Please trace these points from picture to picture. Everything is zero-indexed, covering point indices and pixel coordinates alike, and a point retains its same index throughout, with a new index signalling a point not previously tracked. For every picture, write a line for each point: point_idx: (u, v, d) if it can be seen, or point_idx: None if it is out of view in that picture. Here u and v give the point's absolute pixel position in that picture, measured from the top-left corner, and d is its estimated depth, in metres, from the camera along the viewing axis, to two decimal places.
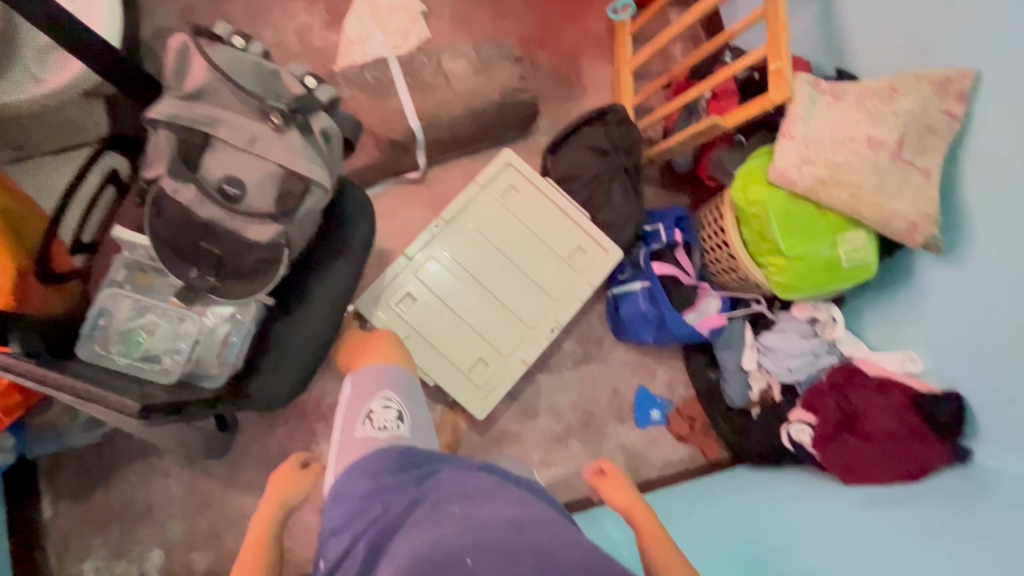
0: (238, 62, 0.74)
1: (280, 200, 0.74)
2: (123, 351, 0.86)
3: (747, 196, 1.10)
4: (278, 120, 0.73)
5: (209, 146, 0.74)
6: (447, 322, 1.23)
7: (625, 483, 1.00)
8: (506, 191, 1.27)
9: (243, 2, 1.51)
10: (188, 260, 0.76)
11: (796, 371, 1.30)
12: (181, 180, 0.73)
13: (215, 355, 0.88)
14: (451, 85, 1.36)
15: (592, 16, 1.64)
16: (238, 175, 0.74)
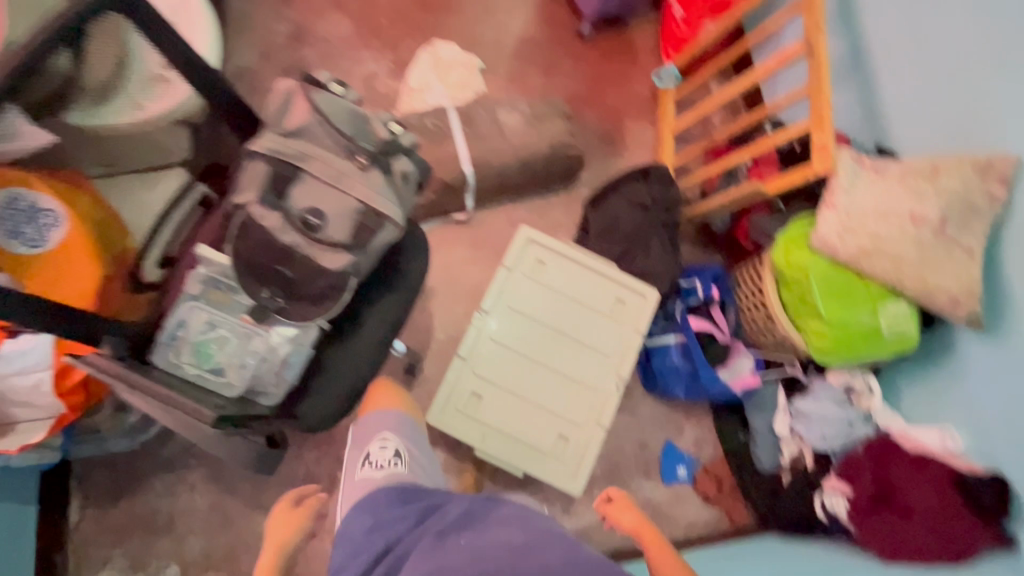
0: (331, 104, 0.80)
1: (356, 233, 0.80)
2: (193, 362, 0.86)
3: (788, 260, 1.14)
4: (365, 161, 0.81)
5: (297, 180, 0.80)
6: (514, 408, 1.22)
7: (632, 504, 1.08)
8: (535, 266, 1.29)
9: (318, 48, 1.63)
10: (261, 280, 0.82)
11: (829, 440, 1.28)
12: (268, 207, 0.79)
13: (273, 376, 0.88)
14: (505, 136, 1.44)
15: (637, 81, 1.74)
16: (321, 207, 0.79)
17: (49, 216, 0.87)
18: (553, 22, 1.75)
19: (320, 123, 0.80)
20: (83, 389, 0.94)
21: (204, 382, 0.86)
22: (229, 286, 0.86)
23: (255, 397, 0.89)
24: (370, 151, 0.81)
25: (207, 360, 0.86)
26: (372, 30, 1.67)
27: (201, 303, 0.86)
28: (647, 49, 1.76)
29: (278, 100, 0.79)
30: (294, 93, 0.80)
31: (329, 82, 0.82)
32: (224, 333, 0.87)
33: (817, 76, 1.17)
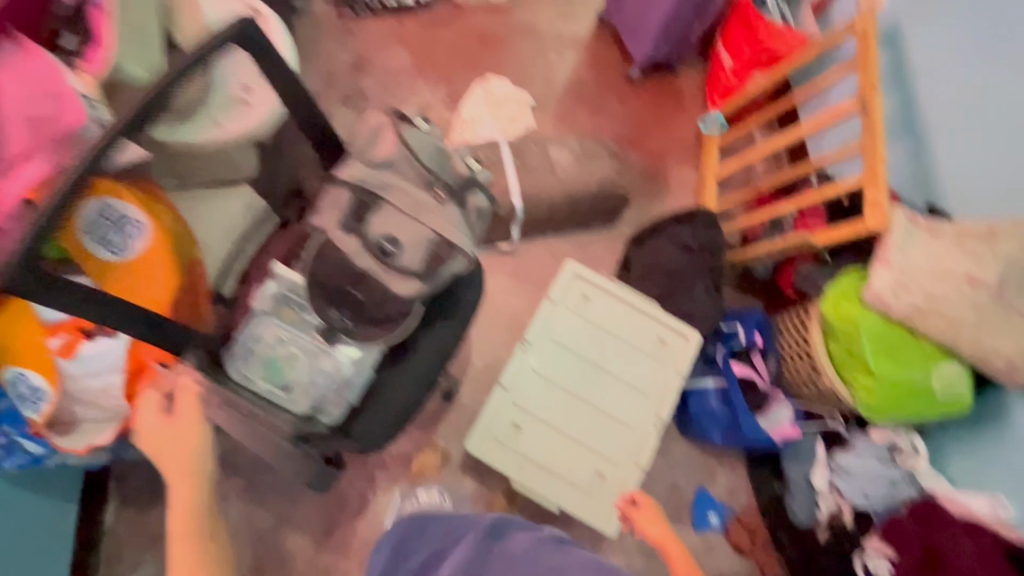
0: (417, 141, 0.85)
1: (428, 263, 0.82)
2: (265, 377, 0.91)
3: (838, 314, 1.13)
4: (443, 194, 0.84)
5: (375, 208, 0.83)
6: (552, 443, 1.22)
7: (658, 513, 1.11)
8: (579, 300, 1.30)
9: (378, 78, 1.70)
10: (334, 302, 0.86)
11: (872, 499, 1.26)
12: (347, 233, 0.82)
13: (335, 396, 0.91)
14: (555, 172, 1.48)
15: (682, 125, 1.78)
16: (398, 236, 0.82)
17: (137, 227, 0.86)
18: (603, 65, 1.81)
19: (405, 153, 0.84)
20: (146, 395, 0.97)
21: (274, 398, 0.92)
22: (299, 306, 0.90)
23: (316, 414, 0.93)
24: (447, 184, 0.85)
25: (277, 374, 0.91)
26: (429, 63, 1.74)
27: (273, 318, 0.90)
28: (693, 95, 1.81)
29: (366, 133, 0.83)
30: (383, 126, 0.83)
31: (414, 117, 0.87)
32: (293, 350, 0.91)
33: (871, 133, 1.19)
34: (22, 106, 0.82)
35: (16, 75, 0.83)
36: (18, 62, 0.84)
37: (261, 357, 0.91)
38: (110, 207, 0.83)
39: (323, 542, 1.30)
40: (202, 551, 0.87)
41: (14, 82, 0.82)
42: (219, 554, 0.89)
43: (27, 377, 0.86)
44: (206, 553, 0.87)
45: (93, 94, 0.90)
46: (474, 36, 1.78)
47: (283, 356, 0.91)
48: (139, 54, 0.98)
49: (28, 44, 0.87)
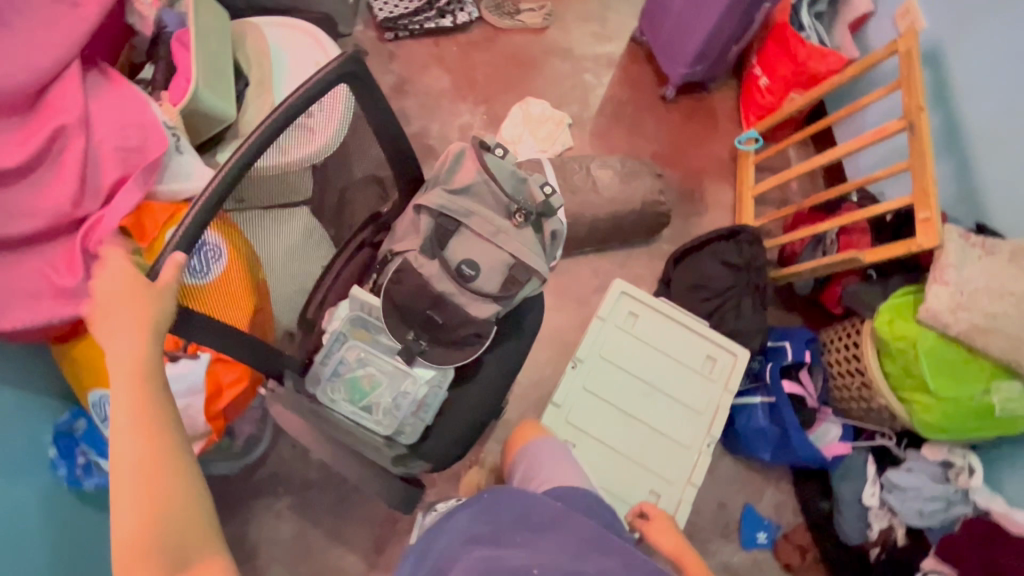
0: (496, 169, 0.93)
1: (506, 283, 0.91)
2: (347, 398, 0.94)
3: (892, 331, 1.15)
4: (519, 221, 0.93)
5: (456, 232, 0.91)
6: (606, 461, 1.22)
7: (670, 526, 0.98)
8: (627, 318, 1.31)
9: (419, 99, 1.74)
10: (414, 324, 0.90)
11: (928, 517, 1.25)
12: (429, 255, 0.90)
13: (414, 416, 0.95)
14: (598, 190, 1.50)
15: (717, 144, 1.81)
16: (477, 260, 0.90)
17: None
18: (637, 85, 1.84)
19: (485, 179, 0.92)
20: (222, 414, 1.01)
21: (357, 419, 0.94)
22: (376, 328, 0.93)
23: (395, 435, 0.95)
24: (523, 210, 0.93)
25: (360, 396, 0.94)
26: (468, 85, 1.78)
27: (356, 335, 0.93)
28: (727, 114, 1.84)
29: (450, 159, 0.92)
30: (466, 154, 0.93)
31: (494, 147, 0.96)
32: (373, 371, 0.94)
33: (919, 152, 1.21)
34: (112, 138, 0.85)
35: (108, 106, 0.87)
36: (110, 94, 0.89)
37: (344, 377, 0.94)
38: None
39: (374, 560, 1.29)
40: (161, 450, 0.56)
41: (108, 113, 0.86)
42: (173, 460, 0.57)
43: (112, 400, 0.88)
44: (177, 445, 0.58)
45: (175, 122, 0.95)
46: (511, 58, 1.82)
47: (365, 377, 0.94)
48: (215, 83, 1.02)
49: (115, 75, 0.91)
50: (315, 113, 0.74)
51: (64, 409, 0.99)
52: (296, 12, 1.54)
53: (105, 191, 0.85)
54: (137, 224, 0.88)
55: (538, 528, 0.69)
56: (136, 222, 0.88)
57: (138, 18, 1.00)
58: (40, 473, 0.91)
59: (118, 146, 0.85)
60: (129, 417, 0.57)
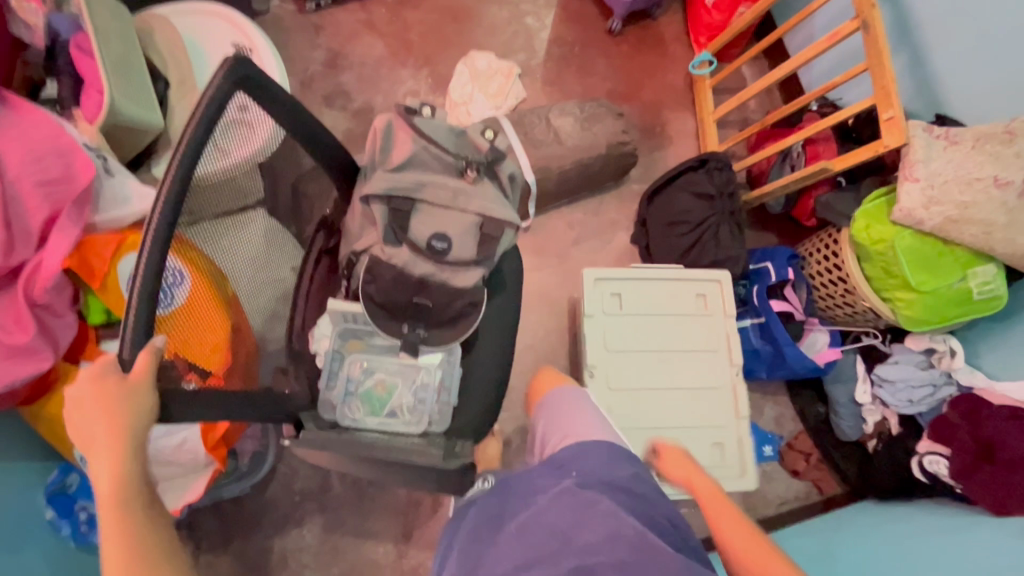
0: (432, 133, 0.93)
1: (478, 243, 0.92)
2: (370, 410, 1.01)
3: (870, 235, 1.17)
4: (473, 175, 0.94)
5: (415, 210, 0.92)
6: (664, 442, 1.24)
7: (683, 453, 0.87)
8: (614, 300, 1.30)
9: (356, 72, 1.63)
10: (399, 316, 0.93)
11: (917, 403, 1.32)
12: (393, 242, 0.90)
13: (434, 403, 1.01)
14: (562, 140, 1.45)
15: (670, 72, 1.76)
16: (445, 232, 0.91)
17: None
18: (581, 22, 1.76)
19: (426, 142, 0.92)
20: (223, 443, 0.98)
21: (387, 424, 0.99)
22: (366, 334, 1.02)
23: (427, 429, 0.99)
24: (471, 164, 0.94)
25: (380, 404, 1.03)
26: (405, 48, 1.66)
27: (353, 350, 1.03)
28: (675, 39, 1.78)
29: (380, 136, 0.90)
30: (393, 126, 0.91)
31: (420, 108, 0.95)
32: (382, 376, 1.05)
33: (876, 52, 1.19)
34: (28, 172, 0.76)
35: (18, 138, 0.77)
36: (14, 122, 0.78)
37: (358, 391, 1.02)
38: None
39: (405, 547, 1.30)
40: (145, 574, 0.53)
41: (18, 145, 0.77)
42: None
43: None
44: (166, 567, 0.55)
45: (97, 142, 0.86)
46: (445, 12, 1.71)
47: (378, 386, 1.04)
48: (131, 89, 0.91)
49: (14, 97, 0.81)
50: (248, 109, 0.67)
51: (51, 468, 0.93)
52: None
53: (37, 232, 0.76)
54: (84, 263, 0.79)
55: (539, 511, 0.64)
56: (82, 261, 0.79)
57: (25, 28, 0.89)
58: (43, 537, 0.87)
59: (38, 181, 0.76)
60: (110, 548, 0.54)
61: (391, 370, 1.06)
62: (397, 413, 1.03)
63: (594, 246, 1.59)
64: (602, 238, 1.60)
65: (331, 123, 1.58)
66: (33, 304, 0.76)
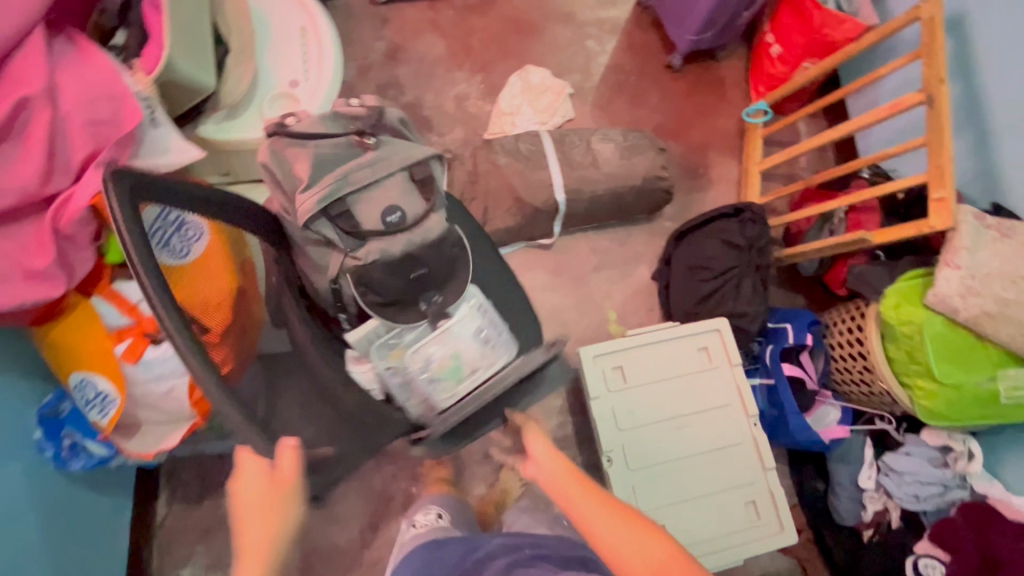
0: (320, 127, 0.90)
1: (416, 184, 0.90)
2: (454, 382, 0.96)
3: (898, 315, 1.11)
4: (372, 141, 0.90)
5: (352, 206, 0.86)
6: (697, 513, 1.21)
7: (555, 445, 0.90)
8: (618, 372, 1.26)
9: (413, 68, 1.67)
10: (401, 308, 0.91)
11: (922, 501, 1.24)
12: (360, 247, 0.86)
13: (489, 336, 0.97)
14: (599, 165, 1.45)
15: (723, 116, 1.74)
16: (391, 203, 0.87)
17: (195, 229, 0.89)
18: (641, 54, 1.76)
19: (320, 134, 0.88)
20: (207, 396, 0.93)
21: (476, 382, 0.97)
22: (393, 332, 0.92)
23: (505, 358, 0.99)
24: (361, 128, 0.90)
25: (455, 370, 0.96)
26: (465, 52, 1.70)
27: (397, 358, 0.92)
28: (735, 84, 1.76)
29: (275, 165, 0.86)
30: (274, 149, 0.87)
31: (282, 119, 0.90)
32: (436, 351, 0.94)
33: (937, 130, 1.15)
34: (80, 110, 0.80)
35: (77, 76, 0.81)
36: (76, 62, 0.82)
37: (431, 375, 0.94)
38: (171, 211, 0.87)
39: (369, 537, 1.29)
40: None
41: (75, 84, 0.80)
42: None
43: (93, 381, 0.85)
44: None
45: (150, 93, 0.88)
46: (509, 23, 1.74)
47: (443, 360, 0.94)
48: (190, 50, 0.95)
49: (82, 41, 0.85)
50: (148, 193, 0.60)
51: (49, 390, 0.97)
52: None
53: (77, 165, 0.80)
54: (111, 203, 0.81)
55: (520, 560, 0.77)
56: (109, 200, 0.80)
57: None
58: (25, 454, 0.91)
59: (88, 119, 0.80)
60: None
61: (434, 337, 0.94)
62: (472, 367, 0.97)
63: (614, 276, 1.57)
64: (624, 269, 1.58)
65: None
66: (57, 233, 0.77)
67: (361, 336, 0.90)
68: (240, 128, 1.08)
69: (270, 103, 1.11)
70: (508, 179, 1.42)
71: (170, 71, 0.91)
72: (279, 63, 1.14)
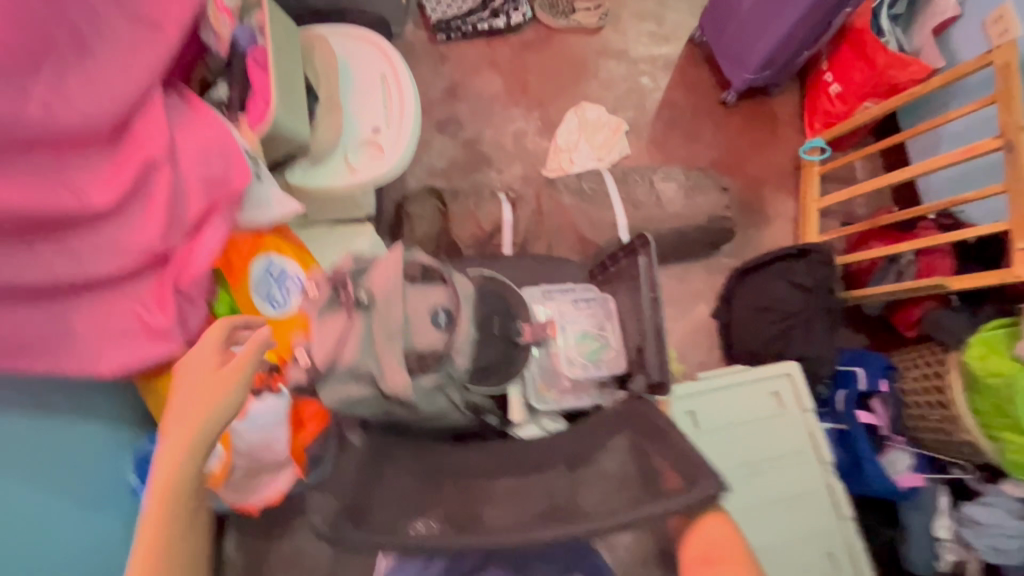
0: (330, 322, 0.70)
1: (423, 282, 0.76)
2: (605, 351, 0.98)
3: (985, 365, 1.10)
4: (365, 295, 0.69)
5: (414, 346, 0.72)
6: (777, 563, 1.18)
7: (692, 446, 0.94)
8: (693, 419, 1.24)
9: (471, 104, 1.69)
10: (511, 362, 0.85)
11: (1005, 554, 1.20)
12: (455, 357, 0.76)
13: (575, 300, 1.01)
14: (662, 205, 1.46)
15: (778, 152, 1.74)
16: (431, 309, 0.74)
17: (296, 280, 0.93)
18: (695, 90, 1.77)
19: (339, 335, 0.69)
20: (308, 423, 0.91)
21: (615, 335, 0.99)
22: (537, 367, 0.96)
23: (602, 302, 1.02)
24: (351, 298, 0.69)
25: (597, 343, 0.98)
26: (521, 88, 1.72)
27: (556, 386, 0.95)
28: (789, 119, 1.76)
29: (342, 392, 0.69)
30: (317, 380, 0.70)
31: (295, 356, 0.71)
32: (572, 346, 0.97)
33: (1016, 177, 1.14)
34: (195, 166, 0.82)
35: (193, 136, 0.83)
36: (191, 122, 0.84)
37: (588, 362, 0.97)
38: (274, 264, 0.92)
39: None
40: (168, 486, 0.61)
41: (190, 142, 0.83)
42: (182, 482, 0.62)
43: None
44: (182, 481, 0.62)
45: (256, 150, 0.91)
46: (565, 60, 1.76)
47: (581, 346, 0.98)
48: (290, 105, 0.97)
49: (194, 99, 0.88)
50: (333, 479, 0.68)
51: (143, 436, 0.98)
52: (349, 15, 1.49)
53: (192, 220, 0.82)
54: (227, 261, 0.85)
55: None
56: (225, 259, 0.87)
57: (213, 36, 0.94)
58: (122, 502, 0.91)
59: (203, 176, 0.82)
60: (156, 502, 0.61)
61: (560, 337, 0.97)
62: (603, 329, 1.00)
63: (673, 313, 1.57)
64: (683, 305, 1.58)
65: (441, 148, 1.64)
66: (177, 291, 0.79)
67: (519, 410, 0.90)
68: (327, 175, 1.11)
69: (354, 150, 1.14)
70: (573, 217, 1.43)
71: (273, 127, 0.94)
72: (360, 110, 1.16)
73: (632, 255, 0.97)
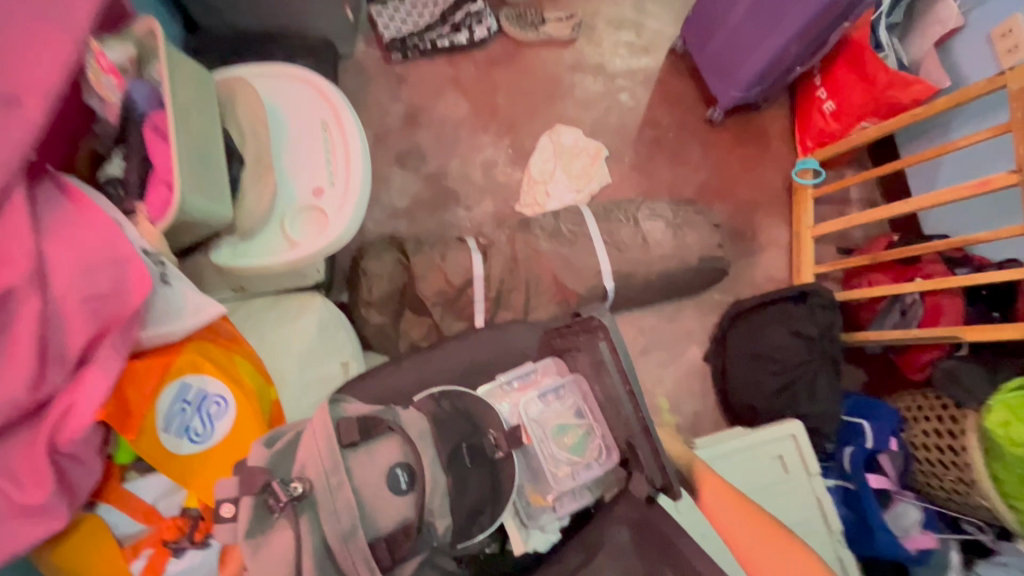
0: (271, 544, 0.59)
1: (366, 439, 0.65)
2: (589, 442, 0.81)
3: (1009, 434, 1.00)
4: (299, 489, 0.60)
5: (380, 530, 0.62)
6: None
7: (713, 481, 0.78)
8: None
9: (434, 133, 1.52)
10: (498, 494, 0.69)
11: None
12: (433, 520, 0.64)
13: (540, 388, 0.84)
14: (649, 248, 1.32)
15: (768, 173, 1.61)
16: (389, 467, 0.64)
17: (220, 404, 0.76)
18: (679, 107, 1.63)
19: (288, 555, 0.59)
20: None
21: (596, 420, 0.82)
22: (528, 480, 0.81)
23: (572, 385, 0.84)
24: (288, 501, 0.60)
25: (578, 435, 0.82)
26: (489, 112, 1.55)
27: (547, 493, 0.80)
28: (779, 137, 1.63)
29: None
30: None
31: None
32: (551, 446, 0.81)
33: None
34: (75, 285, 0.64)
35: (68, 244, 0.65)
36: (68, 223, 0.67)
37: (575, 460, 0.80)
38: (189, 388, 0.75)
39: None
40: None
41: (66, 252, 0.65)
42: None
43: None
44: None
45: (157, 246, 0.75)
46: (536, 78, 1.59)
47: (563, 441, 0.82)
48: (203, 180, 0.80)
49: (75, 189, 0.70)
50: None
51: None
52: (286, 40, 1.30)
53: (74, 353, 0.65)
54: (120, 402, 0.69)
55: None
56: (118, 402, 0.69)
57: (99, 101, 0.77)
58: None
59: (86, 295, 0.65)
60: None
61: (537, 439, 0.82)
62: (580, 420, 0.83)
63: (663, 358, 1.45)
64: (674, 349, 1.46)
65: (402, 184, 1.48)
66: (55, 449, 0.63)
67: (517, 540, 0.77)
68: (261, 251, 0.94)
69: (293, 218, 0.97)
70: (551, 265, 1.28)
71: (180, 213, 0.76)
72: (299, 169, 0.99)
73: (588, 334, 0.78)
